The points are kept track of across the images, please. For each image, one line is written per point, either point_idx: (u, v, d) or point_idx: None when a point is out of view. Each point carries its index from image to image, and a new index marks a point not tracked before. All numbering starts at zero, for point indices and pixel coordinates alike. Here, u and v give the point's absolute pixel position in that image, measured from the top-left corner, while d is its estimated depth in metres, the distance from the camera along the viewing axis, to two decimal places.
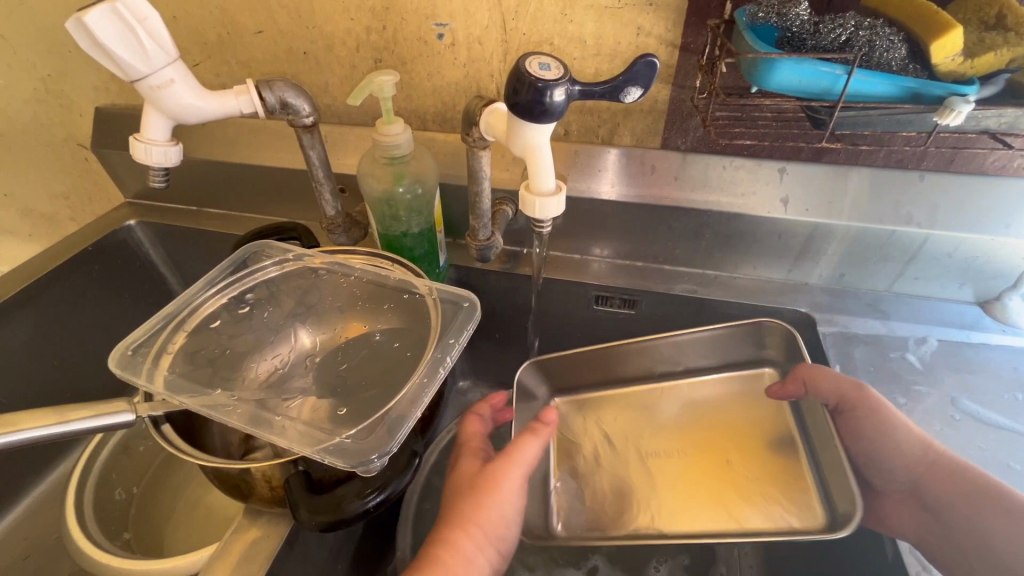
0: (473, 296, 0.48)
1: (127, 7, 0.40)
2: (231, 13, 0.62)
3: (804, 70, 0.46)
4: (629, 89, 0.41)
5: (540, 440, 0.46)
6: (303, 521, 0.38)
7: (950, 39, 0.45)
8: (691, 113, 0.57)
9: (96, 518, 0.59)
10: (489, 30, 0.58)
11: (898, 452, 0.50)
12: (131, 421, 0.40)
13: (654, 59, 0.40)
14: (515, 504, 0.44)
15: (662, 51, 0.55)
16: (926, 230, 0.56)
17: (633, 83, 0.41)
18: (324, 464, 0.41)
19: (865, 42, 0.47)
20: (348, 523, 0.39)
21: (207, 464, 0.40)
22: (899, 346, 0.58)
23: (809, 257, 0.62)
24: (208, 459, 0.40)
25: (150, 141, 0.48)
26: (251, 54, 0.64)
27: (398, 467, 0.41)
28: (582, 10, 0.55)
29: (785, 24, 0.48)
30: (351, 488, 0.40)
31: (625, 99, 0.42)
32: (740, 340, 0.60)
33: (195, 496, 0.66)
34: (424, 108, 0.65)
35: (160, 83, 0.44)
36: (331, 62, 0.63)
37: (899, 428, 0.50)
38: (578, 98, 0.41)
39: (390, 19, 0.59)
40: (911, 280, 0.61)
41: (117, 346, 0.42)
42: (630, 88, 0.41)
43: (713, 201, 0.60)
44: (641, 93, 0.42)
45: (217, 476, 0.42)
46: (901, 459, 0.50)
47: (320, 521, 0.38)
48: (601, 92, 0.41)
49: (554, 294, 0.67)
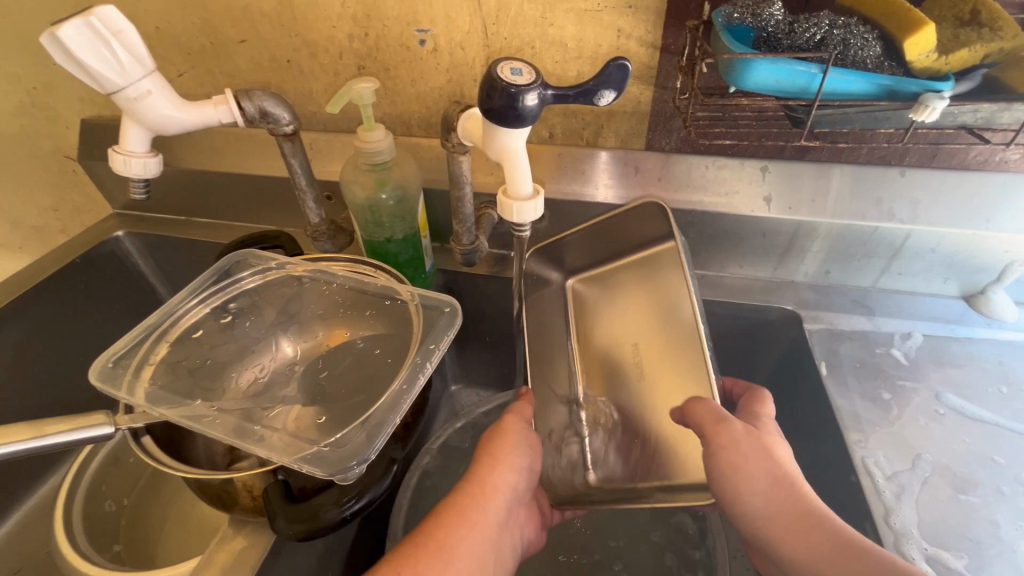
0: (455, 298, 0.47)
1: (102, 20, 0.38)
2: (213, 22, 0.62)
3: (780, 69, 0.46)
4: (603, 92, 0.41)
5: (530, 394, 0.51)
6: (280, 531, 0.38)
7: (923, 36, 0.45)
8: (673, 114, 0.58)
9: (86, 531, 0.59)
10: (470, 35, 0.58)
11: (751, 494, 0.42)
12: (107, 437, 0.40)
13: (626, 62, 0.40)
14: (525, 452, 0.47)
15: (643, 52, 0.55)
16: (908, 226, 0.56)
17: (606, 87, 0.41)
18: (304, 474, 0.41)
19: (840, 40, 0.47)
20: (327, 532, 0.39)
21: (189, 475, 0.40)
22: (884, 342, 0.58)
23: (795, 254, 0.62)
24: (190, 470, 0.40)
25: (129, 152, 0.47)
26: (235, 62, 0.65)
27: (376, 473, 0.41)
28: (563, 13, 0.55)
29: (761, 24, 0.48)
30: (328, 496, 0.39)
31: (599, 102, 0.42)
32: (756, 288, 0.64)
33: (187, 506, 0.66)
34: (408, 114, 0.66)
35: (137, 95, 0.43)
36: (315, 70, 0.64)
37: (751, 465, 0.42)
38: (551, 101, 0.41)
39: (372, 26, 0.59)
40: (897, 276, 0.61)
41: (100, 357, 0.42)
42: (604, 92, 0.41)
43: (697, 201, 0.60)
44: (614, 96, 0.42)
45: (199, 486, 0.41)
46: (742, 503, 0.42)
47: (298, 530, 0.38)
48: (575, 96, 0.41)
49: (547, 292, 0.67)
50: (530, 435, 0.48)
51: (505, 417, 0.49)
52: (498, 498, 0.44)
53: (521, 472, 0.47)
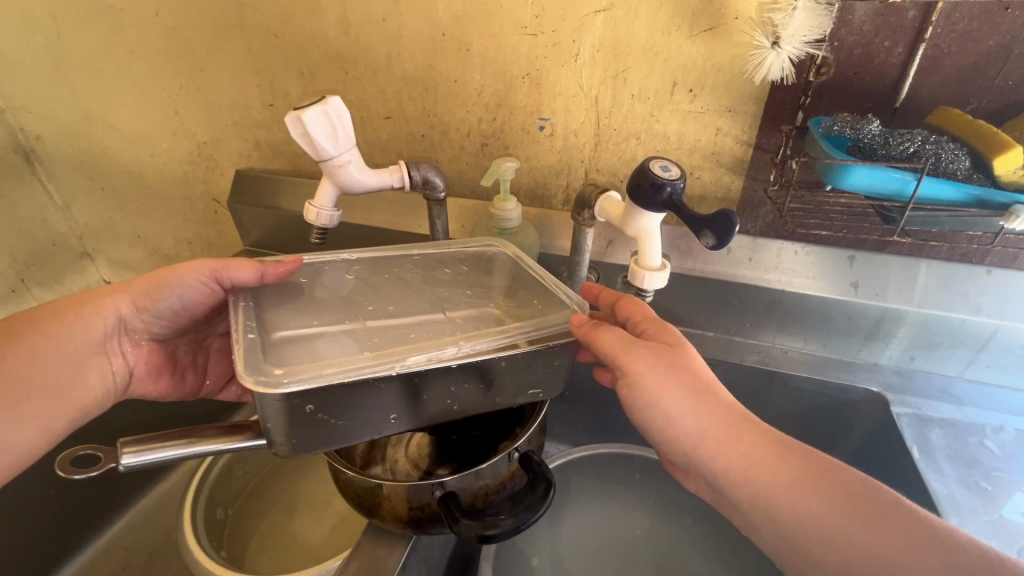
0: (575, 333, 0.45)
1: (334, 107, 0.49)
2: (367, 102, 0.75)
3: (878, 174, 0.52)
4: (705, 233, 0.45)
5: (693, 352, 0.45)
6: (461, 532, 0.42)
7: (1012, 155, 0.50)
8: (762, 202, 0.65)
9: (205, 532, 0.63)
10: (585, 125, 0.69)
11: None
12: (284, 446, 0.40)
13: (735, 222, 0.44)
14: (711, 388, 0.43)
15: (737, 148, 0.64)
16: (996, 320, 0.60)
17: (708, 231, 0.45)
18: (466, 488, 0.45)
19: (932, 153, 0.52)
20: (502, 538, 0.42)
21: (361, 477, 0.45)
22: (976, 432, 0.60)
23: (879, 339, 0.65)
24: (357, 473, 0.46)
25: (321, 206, 0.57)
26: (378, 134, 0.77)
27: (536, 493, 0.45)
28: (669, 112, 0.65)
29: (858, 136, 0.54)
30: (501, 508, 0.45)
31: (699, 239, 0.46)
32: (831, 363, 0.67)
33: (283, 523, 0.72)
34: (518, 184, 0.76)
35: (340, 163, 0.53)
36: (445, 144, 0.75)
37: None
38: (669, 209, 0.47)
39: (500, 113, 0.71)
40: (984, 368, 0.63)
41: (238, 351, 0.40)
42: (704, 233, 0.45)
43: (783, 282, 0.66)
44: (714, 244, 0.45)
45: (361, 492, 0.46)
46: None
47: (478, 531, 0.42)
48: (683, 217, 0.46)
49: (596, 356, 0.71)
50: (740, 440, 0.41)
51: (716, 432, 0.41)
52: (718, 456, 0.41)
53: (684, 349, 0.45)
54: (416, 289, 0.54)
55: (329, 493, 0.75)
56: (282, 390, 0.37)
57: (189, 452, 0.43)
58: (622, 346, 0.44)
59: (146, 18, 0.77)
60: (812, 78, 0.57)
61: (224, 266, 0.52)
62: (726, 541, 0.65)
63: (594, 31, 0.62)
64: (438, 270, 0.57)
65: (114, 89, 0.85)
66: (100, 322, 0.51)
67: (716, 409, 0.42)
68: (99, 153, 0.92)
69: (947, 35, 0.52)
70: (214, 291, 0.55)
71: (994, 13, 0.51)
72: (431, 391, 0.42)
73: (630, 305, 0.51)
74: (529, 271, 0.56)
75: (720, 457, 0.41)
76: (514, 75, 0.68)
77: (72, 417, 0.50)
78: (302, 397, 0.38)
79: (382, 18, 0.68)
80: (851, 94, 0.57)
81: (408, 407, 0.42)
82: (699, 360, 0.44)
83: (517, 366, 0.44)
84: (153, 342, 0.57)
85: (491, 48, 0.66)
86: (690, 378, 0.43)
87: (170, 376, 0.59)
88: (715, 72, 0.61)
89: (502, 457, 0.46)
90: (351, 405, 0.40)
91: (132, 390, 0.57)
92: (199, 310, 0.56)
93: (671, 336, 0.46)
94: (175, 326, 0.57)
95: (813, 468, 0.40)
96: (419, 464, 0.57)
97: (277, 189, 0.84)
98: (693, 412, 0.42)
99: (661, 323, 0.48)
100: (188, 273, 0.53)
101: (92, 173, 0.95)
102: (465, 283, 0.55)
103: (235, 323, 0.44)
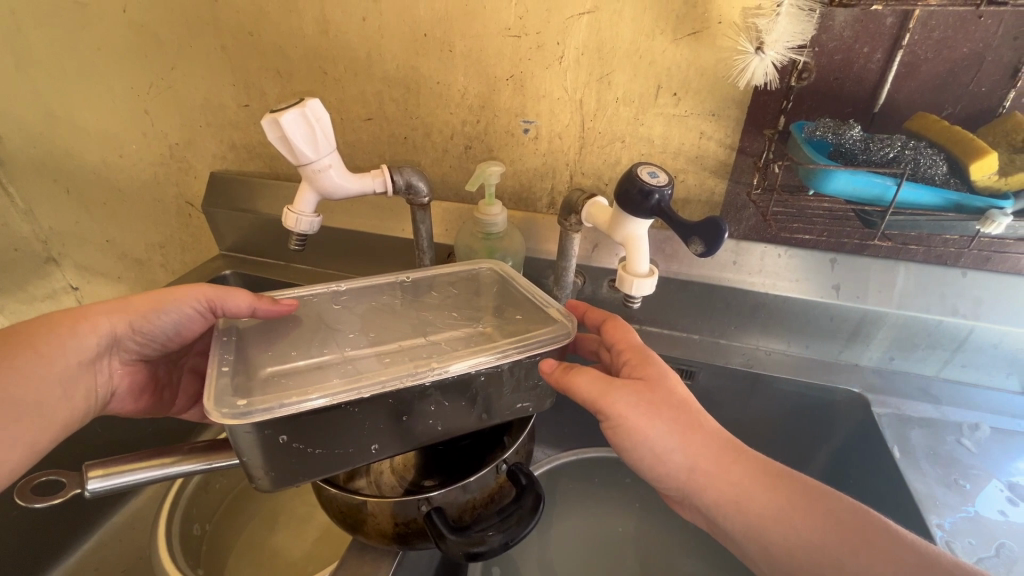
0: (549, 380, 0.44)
1: (311, 110, 0.47)
2: (347, 104, 0.73)
3: (859, 179, 0.52)
4: (693, 240, 0.45)
5: (676, 381, 0.45)
6: (447, 549, 0.41)
7: (987, 161, 0.50)
8: (745, 206, 0.66)
9: (182, 549, 0.61)
10: (569, 128, 0.68)
11: None
12: (258, 478, 0.39)
13: (725, 229, 0.44)
14: (697, 414, 0.43)
15: (721, 152, 0.64)
16: (972, 321, 0.61)
17: (696, 238, 0.45)
18: (454, 505, 0.45)
19: (911, 158, 0.52)
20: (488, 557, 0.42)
21: (342, 493, 0.44)
22: (953, 431, 0.61)
23: (859, 340, 0.66)
24: (339, 490, 0.45)
25: (300, 211, 0.55)
26: (358, 136, 0.75)
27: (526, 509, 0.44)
28: (653, 116, 0.65)
29: (840, 141, 0.54)
30: (490, 523, 0.44)
31: (688, 246, 0.46)
32: (813, 364, 0.69)
33: (262, 536, 0.70)
34: (503, 187, 0.75)
35: (321, 167, 0.51)
36: (427, 146, 0.74)
37: None
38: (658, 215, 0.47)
39: (484, 115, 0.70)
40: (959, 367, 0.65)
41: (210, 382, 0.40)
42: (693, 240, 0.45)
43: (768, 285, 0.66)
44: (703, 251, 0.45)
45: (342, 509, 0.45)
46: None
47: (466, 548, 0.41)
48: (673, 225, 0.46)
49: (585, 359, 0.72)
50: (732, 469, 0.41)
51: (706, 461, 0.41)
52: (709, 485, 0.41)
53: (665, 378, 0.45)
54: (402, 314, 0.53)
55: (311, 504, 0.73)
56: (250, 420, 0.37)
57: (159, 475, 0.42)
58: (605, 381, 0.43)
59: (113, 15, 0.74)
60: (793, 83, 0.57)
61: (221, 293, 0.52)
62: (714, 544, 0.65)
63: (578, 33, 0.62)
64: (426, 294, 0.56)
65: (79, 88, 0.81)
66: (94, 340, 0.48)
67: (703, 438, 0.42)
68: (65, 154, 0.88)
69: (923, 42, 0.53)
70: (207, 317, 0.54)
71: (967, 21, 0.51)
72: (407, 412, 0.41)
73: (617, 329, 0.52)
74: (516, 287, 0.56)
75: (711, 489, 0.41)
76: (498, 77, 0.67)
77: (53, 437, 0.45)
78: (270, 428, 0.37)
79: (362, 18, 0.66)
80: (832, 99, 0.58)
81: (385, 430, 0.41)
82: (681, 389, 0.45)
83: (497, 382, 0.44)
84: (138, 361, 0.54)
85: (474, 50, 0.65)
86: (674, 408, 0.43)
87: (149, 396, 0.56)
88: (699, 76, 0.61)
89: (490, 470, 0.46)
90: (323, 431, 0.39)
91: (106, 410, 0.54)
92: (191, 334, 0.55)
93: (654, 366, 0.47)
94: (163, 349, 0.55)
95: (800, 492, 0.40)
96: (404, 477, 0.56)
97: (254, 192, 0.81)
98: (680, 445, 0.42)
99: (643, 353, 0.48)
100: (184, 298, 0.52)
101: (58, 175, 0.91)
102: (453, 305, 0.55)
103: (212, 355, 0.44)
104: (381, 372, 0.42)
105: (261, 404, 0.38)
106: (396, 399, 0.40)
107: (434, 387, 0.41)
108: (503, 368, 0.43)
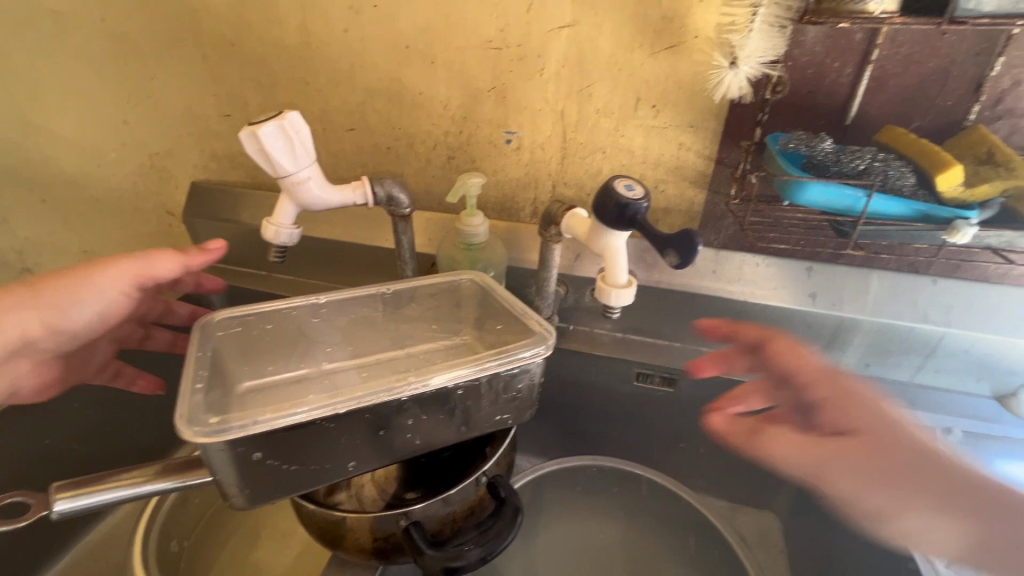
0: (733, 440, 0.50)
1: (290, 122, 0.48)
2: (330, 115, 0.73)
3: (831, 191, 0.54)
4: (668, 252, 0.46)
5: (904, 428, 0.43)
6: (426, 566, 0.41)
7: (952, 173, 0.52)
8: (724, 215, 0.67)
9: (159, 564, 0.58)
10: (551, 139, 0.69)
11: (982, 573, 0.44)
12: (234, 498, 0.38)
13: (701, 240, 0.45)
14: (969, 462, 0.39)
15: (700, 163, 0.66)
16: (943, 327, 0.63)
17: (672, 249, 0.46)
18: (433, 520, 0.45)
19: (881, 170, 0.54)
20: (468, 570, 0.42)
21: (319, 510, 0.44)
22: None
23: (836, 347, 0.67)
24: (316, 506, 0.44)
25: (280, 224, 0.55)
26: (340, 146, 0.75)
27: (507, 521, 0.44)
28: (634, 127, 0.66)
29: (813, 153, 0.55)
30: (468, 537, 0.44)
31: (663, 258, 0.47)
32: None
33: (243, 553, 0.69)
34: (486, 197, 0.76)
35: (299, 179, 0.51)
36: (410, 156, 0.74)
37: None
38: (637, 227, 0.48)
39: (467, 126, 0.70)
40: (932, 372, 0.67)
41: (184, 399, 0.39)
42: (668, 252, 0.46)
43: (745, 293, 0.67)
44: (678, 262, 0.46)
45: (318, 525, 0.45)
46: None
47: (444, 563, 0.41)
48: (649, 237, 0.47)
49: (573, 364, 0.74)
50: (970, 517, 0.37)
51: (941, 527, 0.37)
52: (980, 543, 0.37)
53: (891, 431, 0.43)
54: (382, 326, 0.53)
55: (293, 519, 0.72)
56: (223, 438, 0.36)
57: (125, 495, 0.41)
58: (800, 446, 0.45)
59: (91, 24, 0.73)
60: (768, 95, 0.59)
61: (145, 266, 0.51)
62: (696, 551, 0.65)
63: (558, 45, 0.63)
64: (406, 306, 0.56)
65: (55, 97, 0.80)
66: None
67: (926, 507, 0.38)
68: (40, 164, 0.87)
69: (891, 57, 0.55)
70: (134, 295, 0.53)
71: (932, 37, 0.53)
72: (384, 426, 0.41)
73: (775, 351, 0.57)
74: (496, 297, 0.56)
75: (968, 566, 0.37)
76: (480, 89, 0.67)
77: None
78: (245, 445, 0.37)
79: (344, 29, 0.66)
80: (804, 111, 0.59)
81: (361, 446, 0.41)
82: (904, 435, 0.42)
83: (476, 395, 0.43)
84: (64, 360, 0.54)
85: (455, 61, 0.66)
86: (910, 465, 0.40)
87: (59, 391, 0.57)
88: (676, 88, 0.62)
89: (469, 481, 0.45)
90: (299, 447, 0.39)
91: None
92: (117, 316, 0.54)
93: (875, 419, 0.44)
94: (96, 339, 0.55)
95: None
96: (386, 489, 0.55)
97: (235, 202, 0.81)
98: (924, 529, 0.38)
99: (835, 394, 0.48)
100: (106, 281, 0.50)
101: (34, 186, 0.89)
102: (433, 317, 0.55)
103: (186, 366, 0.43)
104: (358, 388, 0.42)
105: (237, 421, 0.38)
106: (373, 415, 0.40)
107: (411, 401, 0.41)
108: (481, 380, 0.43)
